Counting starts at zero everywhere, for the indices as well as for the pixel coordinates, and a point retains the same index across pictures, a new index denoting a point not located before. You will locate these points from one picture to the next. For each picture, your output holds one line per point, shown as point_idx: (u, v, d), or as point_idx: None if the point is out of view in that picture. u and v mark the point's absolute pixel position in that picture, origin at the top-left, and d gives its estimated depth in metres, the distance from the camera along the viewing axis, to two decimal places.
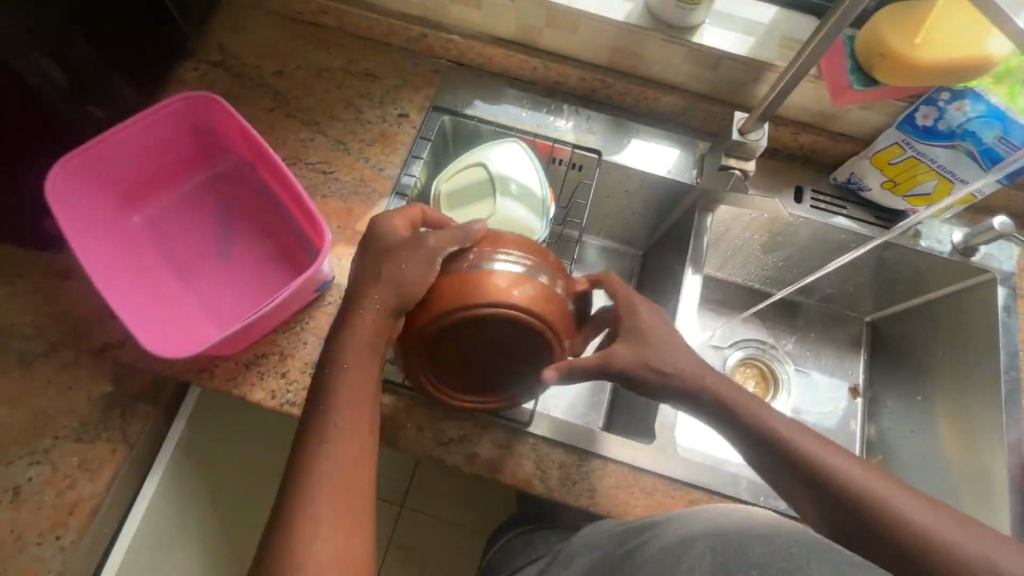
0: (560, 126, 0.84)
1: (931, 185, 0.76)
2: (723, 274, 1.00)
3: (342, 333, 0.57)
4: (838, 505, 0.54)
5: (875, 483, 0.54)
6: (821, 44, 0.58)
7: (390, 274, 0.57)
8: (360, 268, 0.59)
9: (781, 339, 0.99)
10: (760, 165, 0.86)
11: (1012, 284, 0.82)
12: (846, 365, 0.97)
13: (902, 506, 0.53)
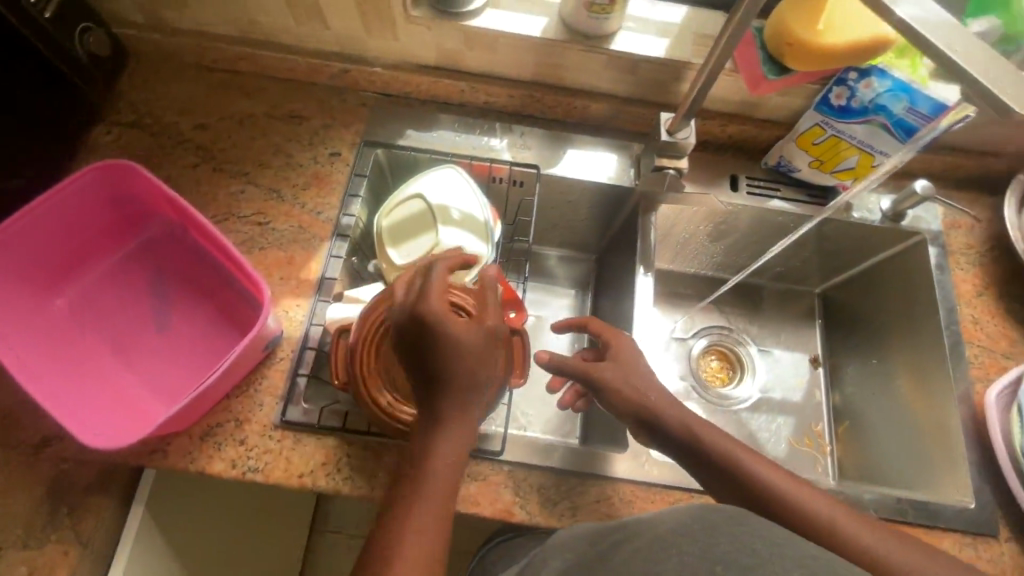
0: (495, 146, 0.84)
1: (854, 160, 0.79)
2: (675, 266, 1.02)
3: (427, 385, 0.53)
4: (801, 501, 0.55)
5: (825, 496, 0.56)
6: (727, 44, 0.59)
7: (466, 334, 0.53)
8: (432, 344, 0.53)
9: (740, 322, 1.01)
10: (694, 159, 0.87)
11: (941, 242, 0.84)
12: (805, 339, 1.00)
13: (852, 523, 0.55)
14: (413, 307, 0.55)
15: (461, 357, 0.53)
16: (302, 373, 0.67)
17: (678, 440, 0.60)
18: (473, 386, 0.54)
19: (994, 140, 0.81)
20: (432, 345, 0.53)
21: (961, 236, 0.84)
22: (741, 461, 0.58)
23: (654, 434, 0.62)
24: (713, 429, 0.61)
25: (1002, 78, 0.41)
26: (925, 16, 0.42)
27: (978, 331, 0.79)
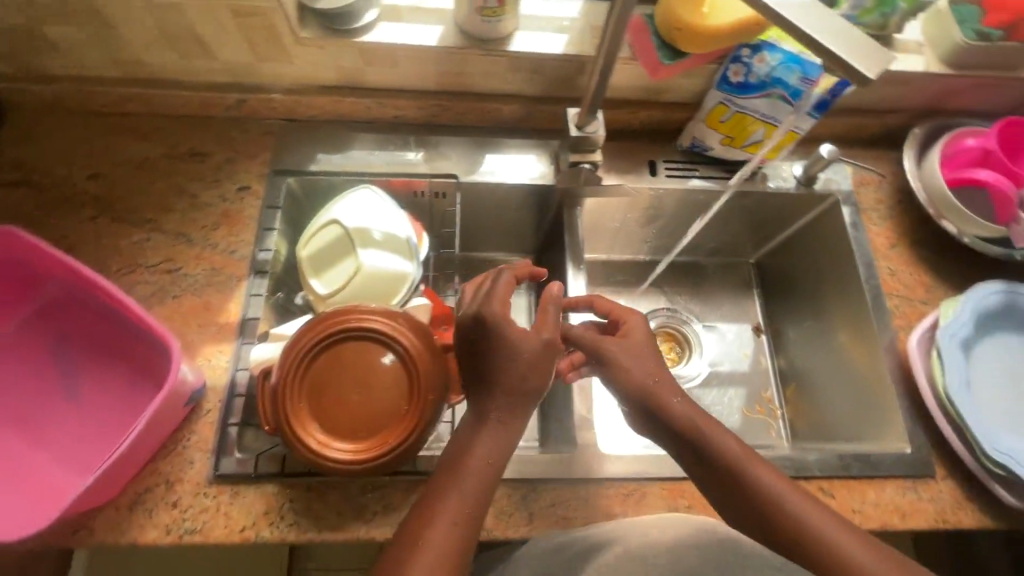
0: (411, 159, 0.83)
1: (760, 133, 0.81)
2: (614, 255, 1.03)
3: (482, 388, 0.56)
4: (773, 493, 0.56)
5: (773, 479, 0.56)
6: (614, 36, 0.60)
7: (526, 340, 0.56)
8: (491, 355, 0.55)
9: (682, 301, 1.03)
10: (611, 149, 0.88)
11: (853, 202, 0.87)
12: (745, 309, 1.03)
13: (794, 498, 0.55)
14: (478, 311, 0.57)
15: (516, 360, 0.55)
16: (232, 423, 0.64)
17: (669, 427, 0.60)
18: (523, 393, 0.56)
19: (889, 98, 0.84)
20: (496, 348, 0.55)
21: (872, 193, 0.88)
22: (725, 451, 0.58)
23: (650, 419, 0.61)
24: (703, 425, 0.60)
25: (858, 51, 0.43)
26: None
27: (897, 283, 0.82)
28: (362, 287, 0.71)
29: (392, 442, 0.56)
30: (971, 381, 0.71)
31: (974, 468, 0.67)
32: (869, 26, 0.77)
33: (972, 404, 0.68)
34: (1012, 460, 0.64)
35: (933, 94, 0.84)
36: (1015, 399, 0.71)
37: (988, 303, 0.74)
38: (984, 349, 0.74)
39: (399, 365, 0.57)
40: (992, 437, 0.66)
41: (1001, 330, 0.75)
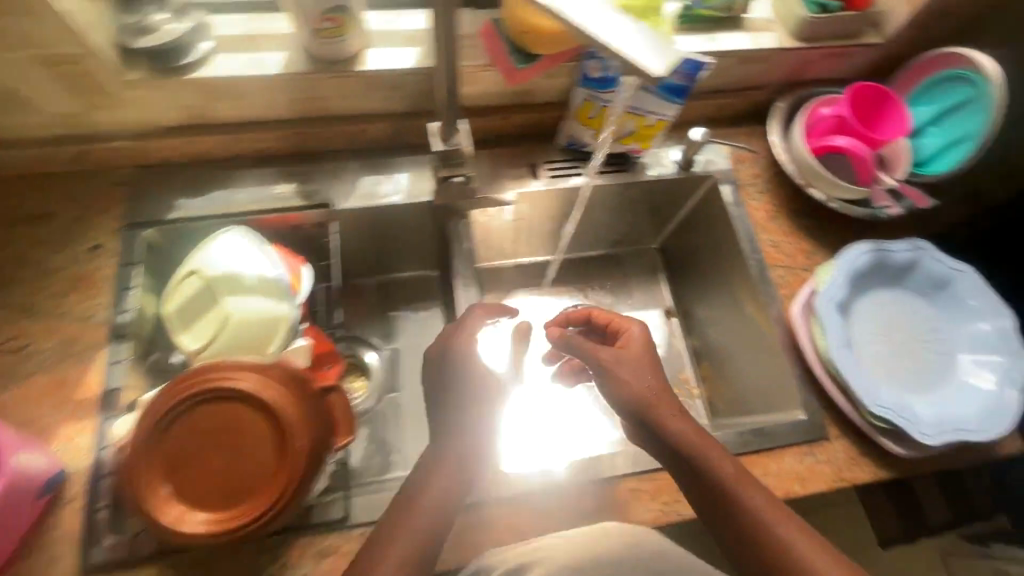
0: (282, 193, 0.78)
1: (631, 125, 0.80)
2: (523, 258, 1.01)
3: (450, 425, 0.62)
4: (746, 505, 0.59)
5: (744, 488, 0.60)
6: (447, 50, 0.58)
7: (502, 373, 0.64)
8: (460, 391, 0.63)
9: (592, 295, 1.02)
10: (491, 155, 0.86)
11: (733, 179, 0.89)
12: (655, 294, 1.04)
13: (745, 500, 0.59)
14: (447, 351, 0.64)
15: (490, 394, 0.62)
16: (100, 507, 0.59)
17: (667, 442, 0.62)
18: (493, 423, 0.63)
19: (750, 76, 0.86)
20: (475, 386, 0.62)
21: (749, 169, 0.90)
22: (721, 473, 0.60)
23: (653, 435, 0.63)
24: (705, 443, 0.61)
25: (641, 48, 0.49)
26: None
27: (780, 254, 0.84)
28: (233, 338, 0.66)
29: (251, 513, 0.52)
30: (852, 341, 0.74)
31: (859, 424, 0.70)
32: (717, 9, 0.78)
33: (852, 363, 0.71)
34: (889, 413, 0.68)
35: (791, 68, 0.86)
36: (891, 350, 0.75)
37: (860, 263, 0.77)
38: (861, 307, 0.77)
39: (265, 419, 0.54)
40: (871, 392, 0.70)
41: (875, 285, 0.78)
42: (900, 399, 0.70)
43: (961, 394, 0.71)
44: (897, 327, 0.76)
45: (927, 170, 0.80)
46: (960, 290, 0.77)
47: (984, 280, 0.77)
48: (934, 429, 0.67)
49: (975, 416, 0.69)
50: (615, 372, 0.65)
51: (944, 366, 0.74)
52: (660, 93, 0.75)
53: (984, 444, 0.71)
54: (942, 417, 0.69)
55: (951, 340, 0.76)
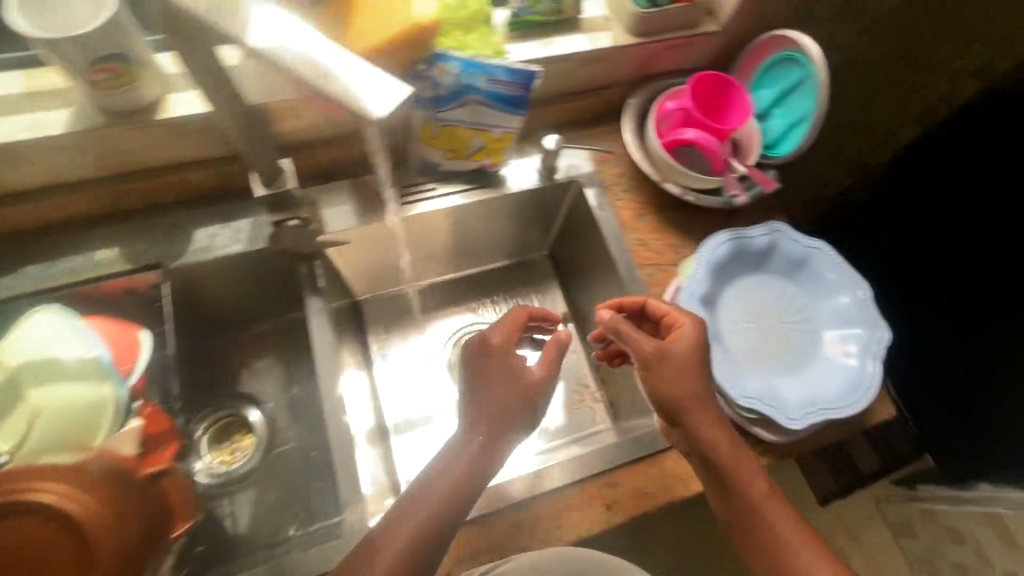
0: (104, 258, 0.72)
1: (478, 140, 0.78)
2: (421, 284, 1.03)
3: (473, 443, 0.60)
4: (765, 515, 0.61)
5: (764, 499, 0.61)
6: (223, 95, 0.53)
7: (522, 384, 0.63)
8: (485, 406, 0.62)
9: (489, 311, 1.03)
10: (344, 187, 0.82)
11: (597, 180, 0.87)
12: (551, 300, 1.05)
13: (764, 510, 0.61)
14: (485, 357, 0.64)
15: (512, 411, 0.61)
16: None
17: (695, 445, 0.63)
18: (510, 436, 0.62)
19: (597, 75, 0.84)
20: (497, 399, 0.62)
21: (614, 168, 0.88)
22: (749, 482, 0.62)
23: (684, 435, 0.64)
24: (729, 450, 0.62)
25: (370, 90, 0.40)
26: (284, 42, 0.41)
27: (647, 252, 0.83)
28: (47, 430, 0.59)
29: None
30: (719, 335, 0.74)
31: (731, 417, 0.70)
32: (545, 14, 0.76)
33: (718, 356, 0.71)
34: (757, 403, 0.68)
35: (636, 63, 0.85)
36: (759, 335, 0.75)
37: (719, 254, 0.77)
38: (727, 296, 0.77)
39: (64, 529, 0.47)
40: (739, 384, 0.70)
41: (740, 273, 0.79)
42: (767, 386, 0.70)
43: (827, 371, 0.72)
44: (764, 311, 0.77)
45: (776, 153, 0.81)
46: (819, 268, 0.78)
47: (840, 255, 0.78)
48: (800, 413, 0.68)
49: (839, 393, 0.70)
50: (659, 372, 0.64)
51: (810, 345, 0.75)
52: (498, 106, 0.73)
53: (850, 419, 0.73)
54: (808, 399, 0.69)
55: (816, 318, 0.77)
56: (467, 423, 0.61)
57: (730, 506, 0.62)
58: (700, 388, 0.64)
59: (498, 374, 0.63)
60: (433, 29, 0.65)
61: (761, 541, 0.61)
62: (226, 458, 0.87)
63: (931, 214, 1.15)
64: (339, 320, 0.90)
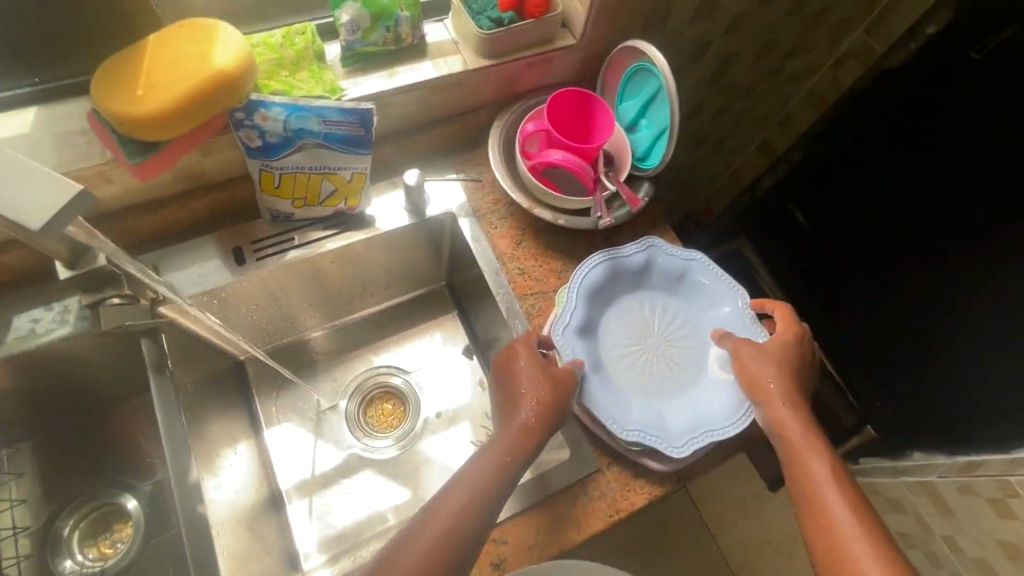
0: None
1: (328, 184, 0.73)
2: (312, 333, 0.95)
3: (478, 471, 0.60)
4: (829, 510, 0.60)
5: (833, 497, 0.61)
6: None
7: (533, 402, 0.64)
8: (504, 430, 0.64)
9: (387, 352, 0.96)
10: (192, 248, 0.76)
11: (471, 210, 0.82)
12: (454, 332, 0.98)
13: (832, 502, 0.60)
14: (511, 371, 0.67)
15: (522, 438, 0.63)
16: None
17: (768, 429, 0.66)
18: (518, 460, 0.62)
19: (455, 100, 0.80)
20: (515, 421, 0.64)
21: (487, 194, 0.83)
22: (817, 474, 0.62)
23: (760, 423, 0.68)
24: (808, 439, 0.64)
25: (24, 193, 0.43)
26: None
27: (528, 280, 0.79)
28: None
29: None
30: (602, 364, 0.71)
31: (621, 451, 0.68)
32: (381, 43, 0.71)
33: (597, 387, 0.68)
34: (639, 435, 0.66)
35: (496, 85, 0.81)
36: (642, 358, 0.73)
37: (594, 277, 0.74)
38: (607, 319, 0.74)
39: None
40: (620, 417, 0.67)
41: (618, 293, 0.76)
42: (650, 415, 0.68)
43: (711, 390, 0.71)
44: (645, 331, 0.74)
45: (646, 165, 0.78)
46: (698, 279, 0.76)
47: (717, 265, 0.76)
48: (684, 439, 0.66)
49: (737, 413, 0.68)
50: (753, 360, 0.68)
51: (694, 363, 0.73)
52: (339, 146, 0.68)
53: (738, 435, 0.71)
54: (693, 422, 0.68)
55: (698, 332, 0.75)
56: (487, 447, 0.63)
57: (800, 493, 0.63)
58: (789, 379, 0.67)
59: (518, 391, 0.65)
60: (246, 72, 0.59)
61: (824, 528, 0.59)
62: (103, 552, 0.76)
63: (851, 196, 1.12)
64: (211, 388, 0.83)
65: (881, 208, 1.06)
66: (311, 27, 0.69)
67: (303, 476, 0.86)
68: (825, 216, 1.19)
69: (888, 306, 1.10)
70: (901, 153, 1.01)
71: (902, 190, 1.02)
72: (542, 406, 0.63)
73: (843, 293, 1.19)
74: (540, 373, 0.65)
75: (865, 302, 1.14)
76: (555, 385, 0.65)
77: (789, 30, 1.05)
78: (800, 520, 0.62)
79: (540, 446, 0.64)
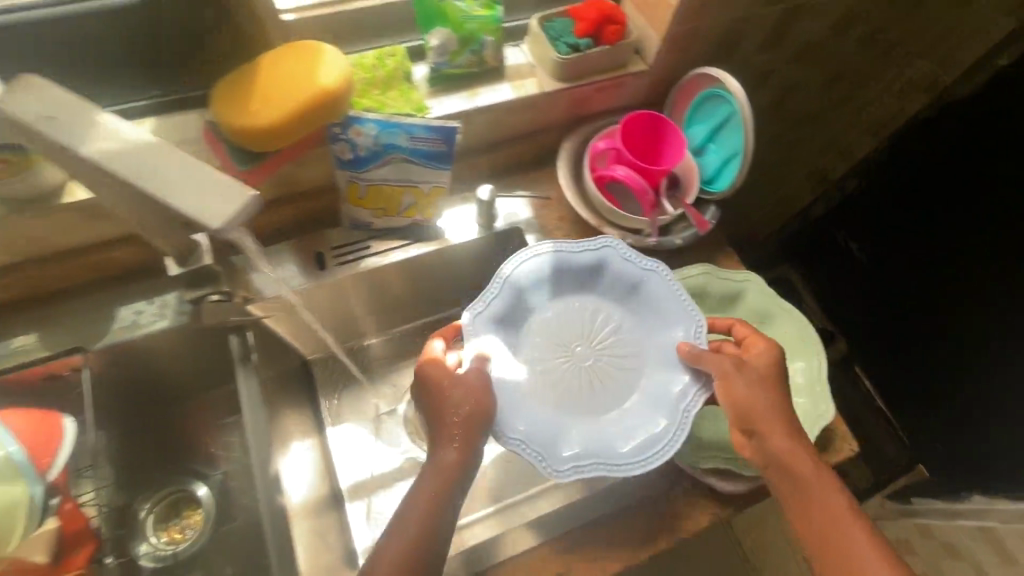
0: (21, 347, 0.70)
1: (409, 197, 0.77)
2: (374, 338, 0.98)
3: (414, 501, 0.58)
4: (840, 540, 0.58)
5: (844, 525, 0.59)
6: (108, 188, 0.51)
7: (451, 412, 0.61)
8: (433, 448, 0.61)
9: None
10: (277, 252, 0.81)
11: (537, 226, 0.85)
12: None
13: (845, 530, 0.58)
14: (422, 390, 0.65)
15: (451, 449, 0.60)
16: None
17: (770, 458, 0.62)
18: (454, 475, 0.59)
19: (527, 121, 0.83)
20: (440, 437, 0.61)
21: (553, 212, 0.86)
22: (828, 502, 0.60)
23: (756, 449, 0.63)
24: (809, 459, 0.61)
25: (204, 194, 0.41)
26: (109, 144, 0.41)
27: None
28: None
29: None
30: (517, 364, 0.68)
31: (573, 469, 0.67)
32: (466, 65, 0.75)
33: (501, 392, 0.64)
34: (519, 446, 0.60)
35: (568, 107, 0.84)
36: (566, 364, 0.69)
37: (532, 272, 0.71)
38: (538, 319, 0.71)
39: None
40: (510, 423, 0.62)
41: (559, 294, 0.72)
42: (545, 429, 0.63)
43: (631, 418, 0.65)
44: (579, 338, 0.71)
45: (714, 188, 0.80)
46: (653, 293, 0.70)
47: (678, 282, 0.69)
48: (568, 466, 0.60)
49: (646, 443, 0.62)
50: (735, 383, 0.63)
51: (624, 382, 0.68)
52: (423, 161, 0.72)
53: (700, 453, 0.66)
54: (588, 449, 0.62)
55: (639, 351, 0.69)
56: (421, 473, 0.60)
57: (808, 525, 0.60)
58: (774, 398, 0.63)
59: (438, 405, 0.62)
60: (348, 90, 0.63)
61: (842, 555, 0.58)
62: (174, 537, 0.81)
63: (909, 224, 1.10)
64: (283, 386, 0.87)
65: (938, 244, 1.05)
66: (401, 49, 0.74)
67: (360, 477, 0.87)
68: (883, 247, 1.17)
69: (946, 339, 1.08)
70: (960, 189, 1.00)
71: (963, 226, 1.01)
72: (460, 414, 0.61)
73: (901, 328, 1.16)
74: (445, 382, 0.63)
75: (924, 337, 1.12)
76: (462, 388, 0.62)
77: (854, 59, 1.05)
78: (808, 551, 0.60)
79: (476, 459, 0.61)
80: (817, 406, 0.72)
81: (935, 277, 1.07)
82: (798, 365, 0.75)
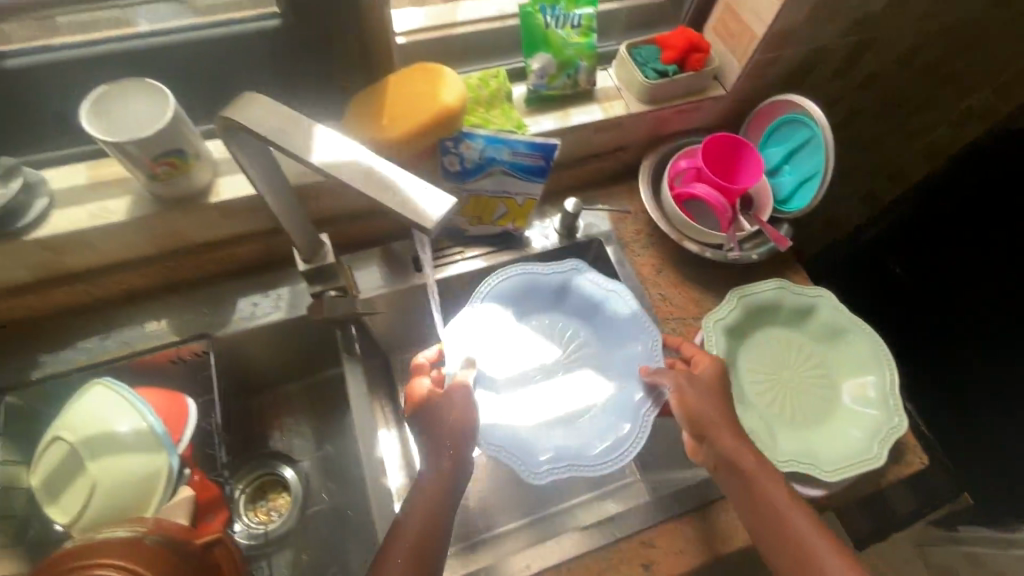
0: (154, 331, 0.77)
1: (502, 207, 0.83)
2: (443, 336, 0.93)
3: (405, 520, 0.59)
4: (791, 530, 0.61)
5: (794, 517, 0.61)
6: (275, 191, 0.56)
7: (439, 429, 0.63)
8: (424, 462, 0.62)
9: None
10: (376, 254, 0.87)
11: (616, 238, 0.90)
12: None
13: (793, 521, 0.61)
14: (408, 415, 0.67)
15: (441, 458, 0.61)
16: None
17: (719, 459, 0.65)
18: (444, 487, 0.60)
19: (611, 140, 0.89)
20: (429, 450, 0.62)
21: (632, 226, 0.91)
22: (777, 498, 0.62)
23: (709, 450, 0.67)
24: (753, 456, 0.64)
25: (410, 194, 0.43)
26: (340, 158, 0.45)
27: (670, 306, 0.85)
28: (111, 483, 0.63)
29: None
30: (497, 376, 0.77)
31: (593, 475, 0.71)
32: (562, 89, 0.81)
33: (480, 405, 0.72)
34: (500, 453, 0.68)
35: (650, 128, 0.89)
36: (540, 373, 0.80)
37: (511, 292, 0.81)
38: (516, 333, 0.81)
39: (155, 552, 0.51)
40: (489, 434, 0.69)
41: (533, 312, 0.83)
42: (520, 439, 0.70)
43: (599, 428, 0.73)
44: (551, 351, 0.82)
45: (789, 208, 0.84)
46: (614, 314, 0.80)
47: (637, 303, 0.79)
48: (545, 469, 0.67)
49: (608, 448, 0.70)
50: (685, 392, 0.68)
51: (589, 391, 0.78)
52: (521, 175, 0.78)
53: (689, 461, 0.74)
54: (559, 454, 0.69)
55: (604, 365, 0.79)
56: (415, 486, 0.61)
57: (757, 519, 0.62)
58: (720, 405, 0.68)
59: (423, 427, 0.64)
60: (465, 107, 0.69)
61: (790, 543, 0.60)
62: (263, 518, 0.86)
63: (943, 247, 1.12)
64: None
65: (972, 267, 1.08)
66: (503, 71, 0.80)
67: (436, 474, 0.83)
68: (922, 273, 1.16)
69: (982, 360, 1.09)
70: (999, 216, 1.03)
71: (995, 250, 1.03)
72: (447, 430, 0.63)
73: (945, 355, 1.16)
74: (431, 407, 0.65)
75: (965, 364, 1.12)
76: (447, 409, 0.64)
77: (917, 88, 1.09)
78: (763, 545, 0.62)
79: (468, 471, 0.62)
80: (890, 418, 0.75)
81: (975, 302, 1.08)
82: (871, 379, 0.79)
